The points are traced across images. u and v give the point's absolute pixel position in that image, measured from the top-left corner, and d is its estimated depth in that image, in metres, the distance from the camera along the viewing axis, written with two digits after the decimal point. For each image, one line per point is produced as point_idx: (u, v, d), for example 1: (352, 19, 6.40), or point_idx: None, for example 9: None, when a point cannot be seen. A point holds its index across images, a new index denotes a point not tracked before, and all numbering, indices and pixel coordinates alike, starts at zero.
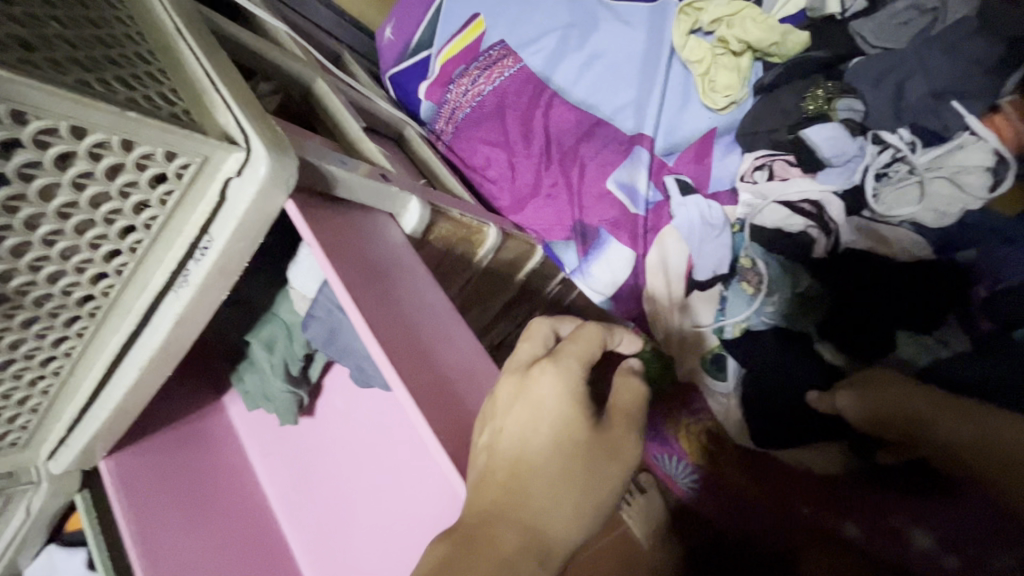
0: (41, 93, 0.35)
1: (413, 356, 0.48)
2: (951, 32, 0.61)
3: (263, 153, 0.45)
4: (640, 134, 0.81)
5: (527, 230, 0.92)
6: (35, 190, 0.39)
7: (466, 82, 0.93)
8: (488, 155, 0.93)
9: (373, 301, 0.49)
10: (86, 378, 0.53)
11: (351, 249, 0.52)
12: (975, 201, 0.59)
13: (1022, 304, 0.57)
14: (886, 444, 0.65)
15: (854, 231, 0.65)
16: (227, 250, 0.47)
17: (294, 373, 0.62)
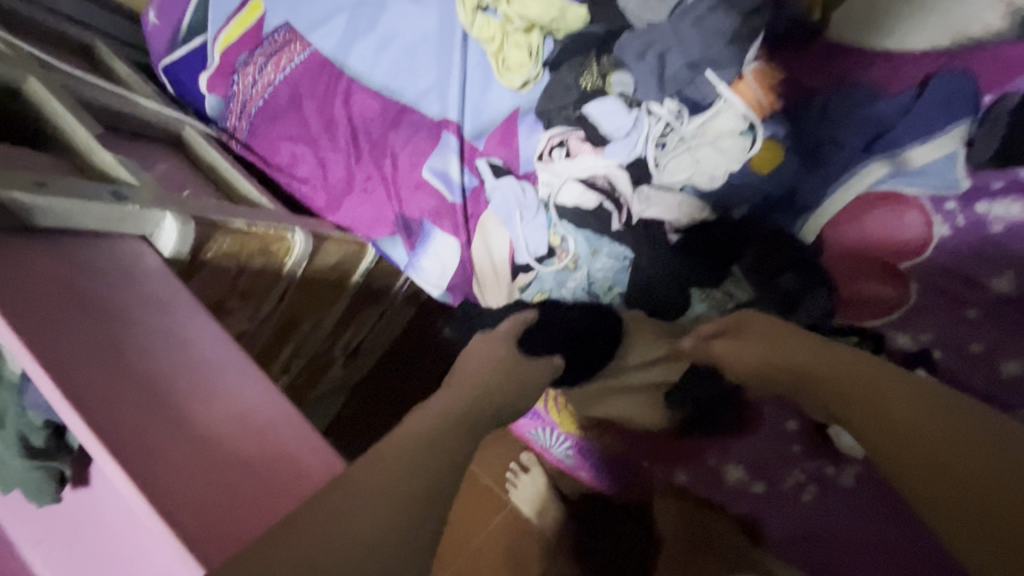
0: None
1: (137, 424, 0.40)
2: (697, 6, 0.66)
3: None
4: (446, 119, 0.78)
5: (350, 229, 0.86)
6: None
7: (252, 71, 0.83)
8: (292, 152, 0.84)
9: (88, 364, 0.41)
10: None
11: (59, 293, 0.43)
12: (736, 162, 0.65)
13: (778, 253, 0.66)
14: (701, 396, 0.69)
15: (642, 200, 0.68)
16: None
17: (39, 446, 0.50)
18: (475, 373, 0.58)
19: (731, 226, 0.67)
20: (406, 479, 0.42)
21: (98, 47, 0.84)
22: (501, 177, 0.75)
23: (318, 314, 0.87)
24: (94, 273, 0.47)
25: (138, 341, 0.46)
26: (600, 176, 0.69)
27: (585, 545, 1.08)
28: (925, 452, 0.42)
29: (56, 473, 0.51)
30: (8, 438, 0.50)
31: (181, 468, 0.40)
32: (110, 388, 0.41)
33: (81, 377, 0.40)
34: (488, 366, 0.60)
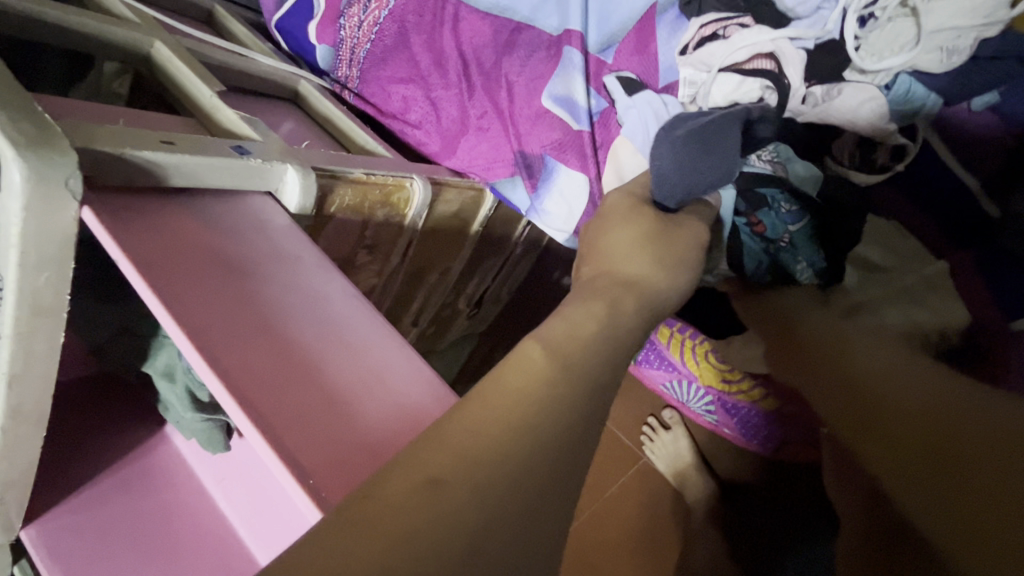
0: None
1: (273, 385, 0.38)
2: None
3: (17, 150, 0.33)
4: (567, 32, 0.66)
5: (467, 174, 0.79)
6: None
7: (357, 12, 0.78)
8: (403, 95, 0.78)
9: (225, 325, 0.39)
10: None
11: (193, 253, 0.42)
12: (992, 25, 0.48)
13: None
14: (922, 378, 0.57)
15: (810, 103, 0.53)
16: (21, 288, 0.36)
17: (204, 400, 0.53)
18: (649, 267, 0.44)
19: (962, 121, 0.52)
20: (548, 443, 0.33)
21: (216, 10, 0.84)
22: (636, 92, 0.63)
23: (441, 264, 0.85)
24: (227, 231, 0.46)
25: (270, 301, 0.44)
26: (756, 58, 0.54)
27: (735, 508, 0.98)
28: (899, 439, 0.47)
29: (222, 425, 0.55)
30: (178, 394, 0.53)
31: (312, 421, 0.38)
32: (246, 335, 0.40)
33: (217, 334, 0.38)
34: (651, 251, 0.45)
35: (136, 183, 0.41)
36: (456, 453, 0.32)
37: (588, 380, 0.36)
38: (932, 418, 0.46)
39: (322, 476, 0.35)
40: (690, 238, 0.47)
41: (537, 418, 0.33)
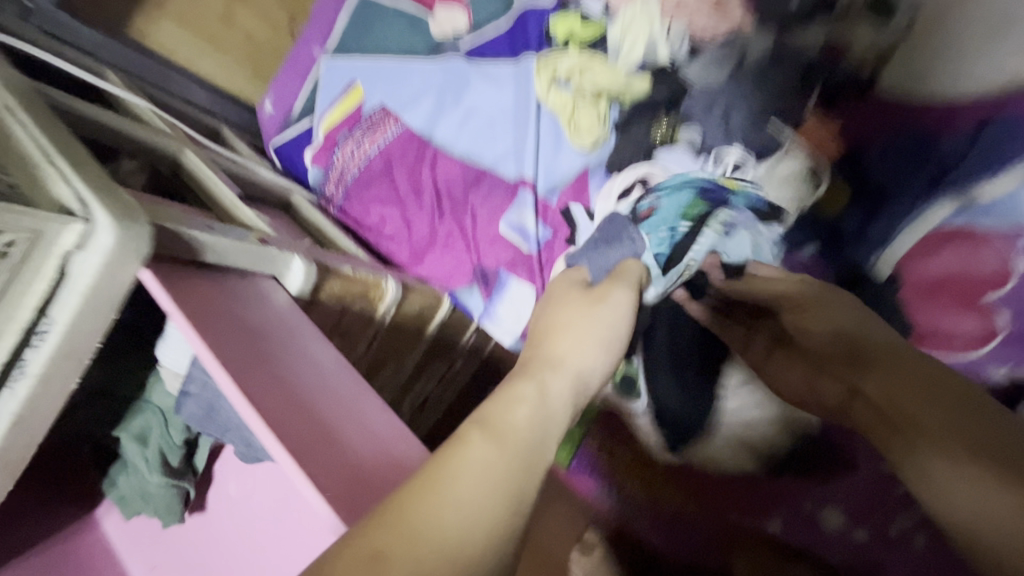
0: None
1: (295, 421, 0.45)
2: None
3: (90, 217, 0.42)
4: (523, 178, 0.86)
5: (430, 280, 0.93)
6: None
7: (350, 146, 0.95)
8: (381, 214, 0.93)
9: (257, 372, 0.46)
10: None
11: (225, 315, 0.50)
12: (805, 200, 0.71)
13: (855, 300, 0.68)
14: (799, 450, 0.70)
15: None
16: (72, 329, 0.42)
17: (174, 465, 0.56)
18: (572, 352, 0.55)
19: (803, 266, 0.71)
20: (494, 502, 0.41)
21: (224, 129, 0.97)
22: (575, 226, 0.82)
23: (397, 360, 0.93)
24: (247, 302, 0.54)
25: (281, 359, 0.51)
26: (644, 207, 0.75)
27: None
28: (972, 444, 0.47)
29: (183, 492, 0.57)
30: (150, 456, 0.55)
31: (328, 456, 0.45)
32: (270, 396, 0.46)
33: (248, 376, 0.45)
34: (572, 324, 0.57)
35: (178, 255, 0.49)
36: (420, 525, 0.38)
37: (531, 429, 0.47)
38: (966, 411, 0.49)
39: (338, 498, 0.42)
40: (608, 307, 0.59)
41: (491, 495, 0.41)
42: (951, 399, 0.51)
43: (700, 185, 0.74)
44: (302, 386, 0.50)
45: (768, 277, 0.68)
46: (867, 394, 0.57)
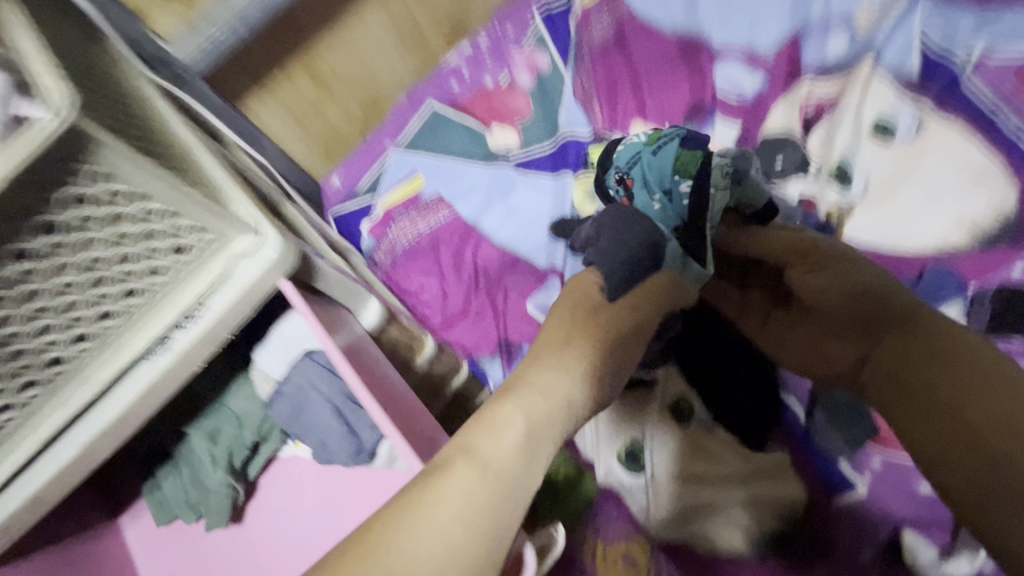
0: (131, 166, 0.47)
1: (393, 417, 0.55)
2: None
3: (241, 231, 0.55)
4: (553, 268, 1.01)
5: (455, 346, 1.02)
6: (47, 242, 0.45)
7: (405, 222, 1.10)
8: (422, 283, 1.05)
9: (363, 371, 0.57)
10: (28, 439, 0.53)
11: (335, 326, 0.61)
12: None
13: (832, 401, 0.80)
14: (785, 531, 0.78)
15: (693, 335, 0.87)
16: (221, 315, 0.55)
17: (236, 466, 0.62)
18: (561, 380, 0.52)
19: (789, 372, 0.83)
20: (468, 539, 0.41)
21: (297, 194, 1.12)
22: None
23: None
24: (342, 322, 0.65)
25: (372, 369, 0.61)
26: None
27: None
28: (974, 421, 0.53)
29: (234, 496, 0.62)
30: (219, 456, 0.61)
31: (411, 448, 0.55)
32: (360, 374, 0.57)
33: (359, 374, 0.55)
34: (561, 340, 0.56)
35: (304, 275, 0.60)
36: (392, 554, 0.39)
37: None
38: (926, 377, 0.58)
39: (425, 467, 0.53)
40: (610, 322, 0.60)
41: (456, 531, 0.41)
42: (973, 376, 0.55)
43: (680, 137, 0.79)
44: (387, 394, 0.60)
45: (769, 233, 0.77)
46: (879, 358, 0.63)
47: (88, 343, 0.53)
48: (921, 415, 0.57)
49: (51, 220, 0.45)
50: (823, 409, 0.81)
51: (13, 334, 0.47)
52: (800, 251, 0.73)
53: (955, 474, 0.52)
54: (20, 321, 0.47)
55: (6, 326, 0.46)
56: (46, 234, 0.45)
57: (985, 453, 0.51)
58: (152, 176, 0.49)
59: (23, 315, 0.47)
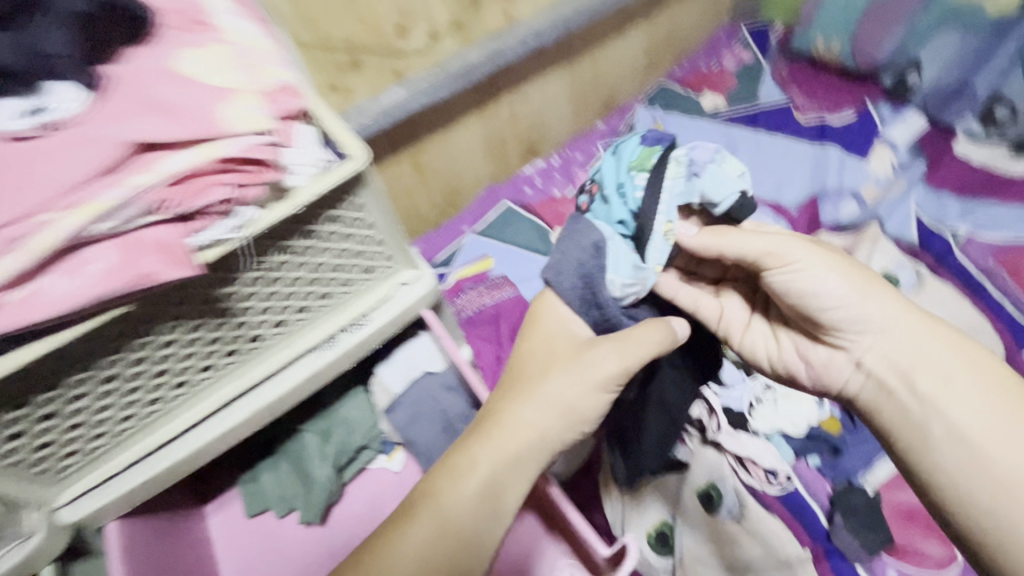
0: (371, 190, 0.55)
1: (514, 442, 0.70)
2: None
3: (410, 267, 0.65)
4: None
5: None
6: (291, 195, 0.48)
7: (473, 294, 1.24)
8: (480, 348, 1.17)
9: None
10: (182, 417, 0.57)
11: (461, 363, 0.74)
12: (813, 418, 0.94)
13: (855, 508, 0.87)
14: None
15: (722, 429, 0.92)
16: (380, 328, 0.64)
17: (344, 464, 0.70)
18: (544, 421, 0.56)
19: (808, 472, 0.92)
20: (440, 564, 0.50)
21: None
22: None
23: None
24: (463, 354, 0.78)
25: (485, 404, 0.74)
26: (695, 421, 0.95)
27: None
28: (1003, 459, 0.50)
29: (331, 492, 0.70)
30: (330, 452, 0.69)
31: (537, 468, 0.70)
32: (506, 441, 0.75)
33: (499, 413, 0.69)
34: (547, 357, 0.60)
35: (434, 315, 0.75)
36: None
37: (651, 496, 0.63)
38: (953, 411, 0.53)
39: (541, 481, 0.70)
40: (647, 334, 0.57)
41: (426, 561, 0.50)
42: (998, 404, 0.52)
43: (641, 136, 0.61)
44: None
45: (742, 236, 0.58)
46: (900, 377, 0.56)
47: (259, 343, 0.58)
48: (947, 445, 0.52)
49: (294, 177, 0.49)
50: (847, 514, 0.86)
51: (233, 290, 0.52)
52: (732, 250, 0.58)
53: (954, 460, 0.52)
54: (243, 283, 0.52)
55: (231, 285, 0.51)
56: (289, 189, 0.49)
57: (973, 451, 0.51)
58: (375, 186, 0.55)
59: (247, 278, 0.52)
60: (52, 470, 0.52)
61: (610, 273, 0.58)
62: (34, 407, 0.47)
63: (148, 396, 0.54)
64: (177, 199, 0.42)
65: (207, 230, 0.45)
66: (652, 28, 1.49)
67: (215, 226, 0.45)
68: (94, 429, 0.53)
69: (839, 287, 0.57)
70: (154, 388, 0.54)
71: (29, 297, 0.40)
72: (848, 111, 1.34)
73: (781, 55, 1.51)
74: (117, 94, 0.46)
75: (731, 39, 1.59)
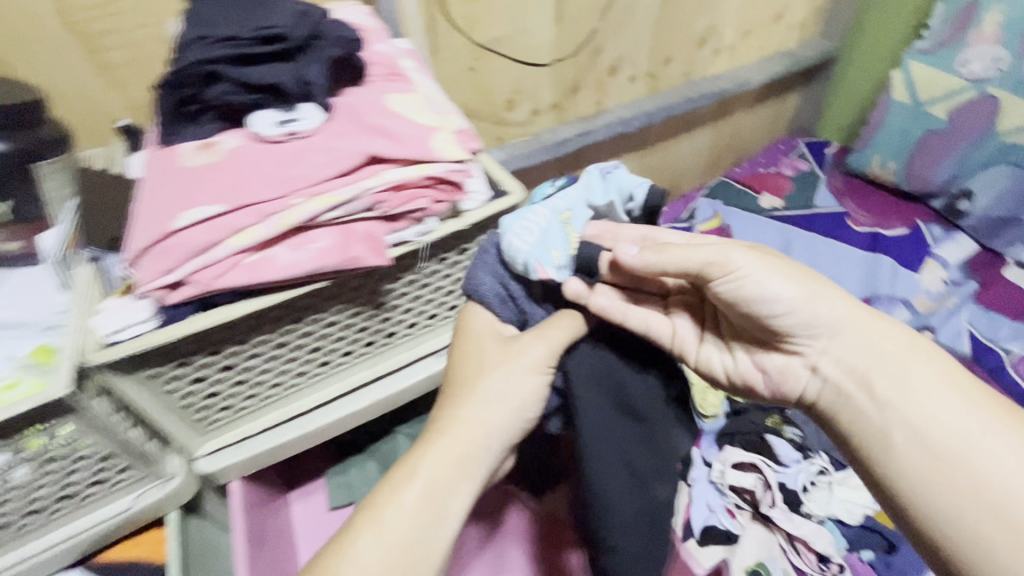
0: None
1: None
2: None
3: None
4: None
5: None
6: (463, 216, 0.58)
7: None
8: None
9: None
10: (314, 394, 0.64)
11: None
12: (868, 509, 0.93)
13: None
14: None
15: (775, 506, 0.93)
16: None
17: None
18: (491, 420, 0.52)
19: (859, 565, 0.90)
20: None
21: None
22: (692, 465, 1.00)
23: None
24: None
25: None
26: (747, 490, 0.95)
27: None
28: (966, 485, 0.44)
29: None
30: None
31: None
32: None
33: None
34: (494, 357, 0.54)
35: None
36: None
37: None
38: (921, 428, 0.47)
39: None
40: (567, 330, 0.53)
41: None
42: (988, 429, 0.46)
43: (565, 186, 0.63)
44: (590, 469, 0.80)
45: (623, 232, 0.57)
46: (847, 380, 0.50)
47: (391, 339, 0.66)
48: (960, 472, 0.45)
49: (468, 203, 0.59)
50: None
51: (394, 287, 0.61)
52: (723, 267, 0.49)
53: (919, 471, 0.46)
54: (402, 283, 0.61)
55: (394, 282, 0.60)
56: (461, 212, 0.59)
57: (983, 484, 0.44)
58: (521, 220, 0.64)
59: (407, 279, 0.61)
60: (204, 421, 0.59)
61: (510, 233, 0.54)
62: (220, 358, 0.55)
63: (296, 368, 0.61)
64: (390, 202, 0.53)
65: (402, 230, 0.55)
66: (718, 131, 1.64)
67: (408, 229, 0.55)
68: (247, 390, 0.60)
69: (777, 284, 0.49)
70: (303, 361, 0.61)
71: (266, 261, 0.50)
72: (902, 227, 1.38)
73: (837, 170, 1.56)
74: (343, 119, 0.58)
75: (789, 150, 1.66)
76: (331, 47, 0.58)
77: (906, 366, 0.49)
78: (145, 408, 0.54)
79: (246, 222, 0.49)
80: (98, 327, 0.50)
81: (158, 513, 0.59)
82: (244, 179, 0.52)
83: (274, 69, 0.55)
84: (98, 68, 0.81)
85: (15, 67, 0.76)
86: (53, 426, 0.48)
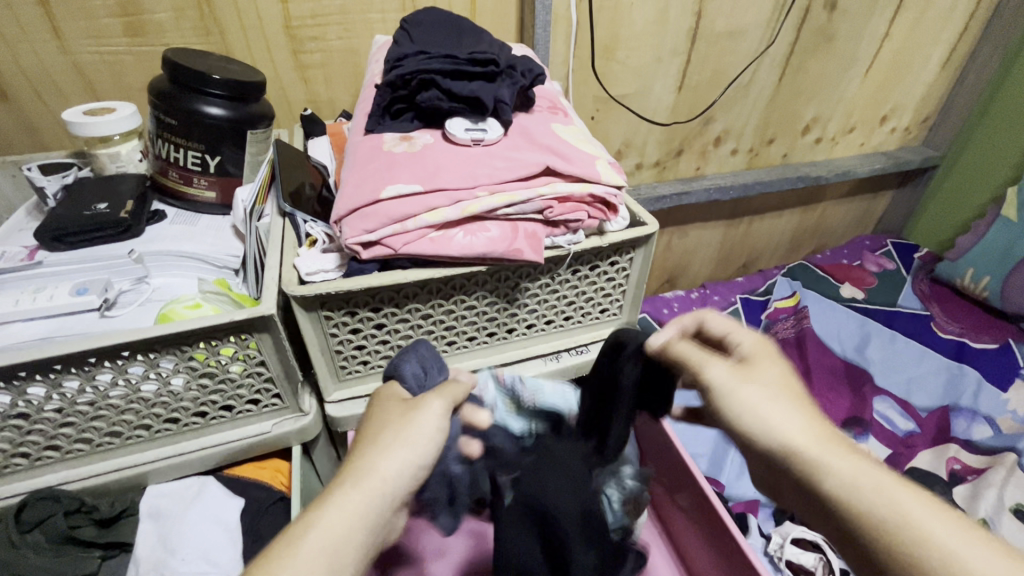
0: (645, 254, 0.71)
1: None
2: None
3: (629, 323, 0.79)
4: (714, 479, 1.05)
5: None
6: (605, 236, 0.66)
7: None
8: None
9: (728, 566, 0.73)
10: None
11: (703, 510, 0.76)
12: None
13: None
14: None
15: None
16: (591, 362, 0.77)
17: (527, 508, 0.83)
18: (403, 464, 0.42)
19: None
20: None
21: None
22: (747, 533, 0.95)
23: None
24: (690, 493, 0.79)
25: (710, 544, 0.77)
26: (804, 569, 0.88)
27: None
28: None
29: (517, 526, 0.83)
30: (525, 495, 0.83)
31: None
32: (703, 552, 0.79)
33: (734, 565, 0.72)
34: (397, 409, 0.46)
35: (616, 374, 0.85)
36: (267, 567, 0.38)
37: None
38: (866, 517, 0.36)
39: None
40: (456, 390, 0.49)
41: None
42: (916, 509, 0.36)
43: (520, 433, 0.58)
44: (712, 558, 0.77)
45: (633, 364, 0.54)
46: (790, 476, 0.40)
47: (508, 335, 0.73)
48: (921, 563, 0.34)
49: (610, 226, 0.67)
50: None
51: (527, 287, 0.68)
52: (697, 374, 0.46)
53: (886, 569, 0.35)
54: (535, 285, 0.68)
55: (530, 282, 0.67)
56: (603, 232, 0.66)
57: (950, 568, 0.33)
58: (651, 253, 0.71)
59: (540, 282, 0.68)
60: (343, 369, 0.67)
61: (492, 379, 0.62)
62: (380, 315, 0.63)
63: None
64: (557, 209, 0.61)
65: (557, 235, 0.63)
66: (807, 216, 1.66)
67: (562, 235, 0.64)
68: (383, 352, 0.67)
69: (747, 394, 0.43)
70: (433, 338, 0.69)
71: (447, 238, 0.59)
72: (992, 342, 1.34)
73: (924, 275, 1.55)
74: (517, 136, 0.67)
75: (876, 248, 1.66)
76: (521, 77, 0.68)
77: (801, 439, 0.40)
78: (310, 343, 0.62)
79: (439, 202, 0.58)
80: (298, 266, 0.60)
81: (286, 443, 0.66)
82: (438, 167, 0.61)
83: (477, 87, 0.65)
84: (296, 66, 0.95)
85: (236, 53, 0.91)
86: (247, 340, 0.57)
